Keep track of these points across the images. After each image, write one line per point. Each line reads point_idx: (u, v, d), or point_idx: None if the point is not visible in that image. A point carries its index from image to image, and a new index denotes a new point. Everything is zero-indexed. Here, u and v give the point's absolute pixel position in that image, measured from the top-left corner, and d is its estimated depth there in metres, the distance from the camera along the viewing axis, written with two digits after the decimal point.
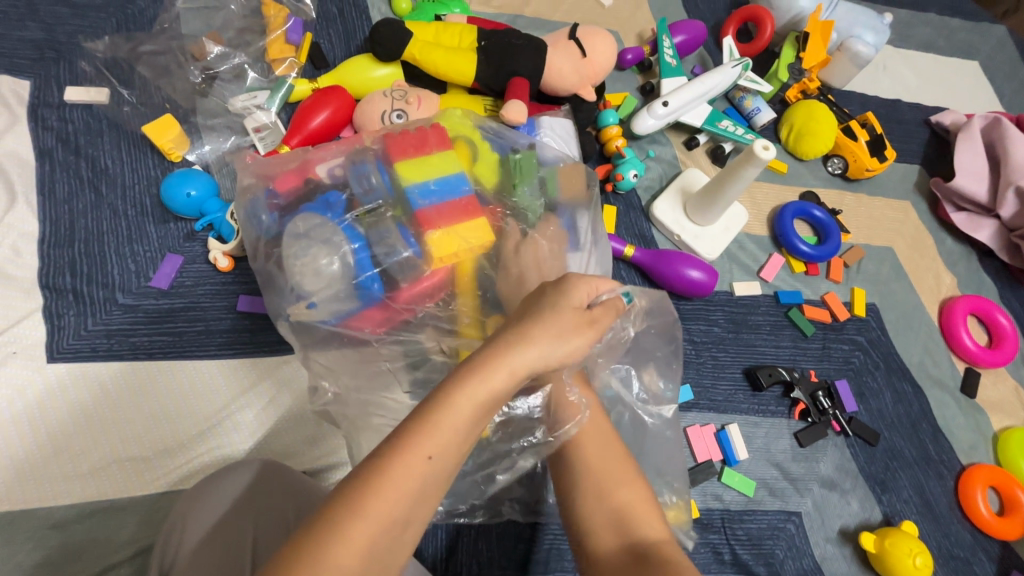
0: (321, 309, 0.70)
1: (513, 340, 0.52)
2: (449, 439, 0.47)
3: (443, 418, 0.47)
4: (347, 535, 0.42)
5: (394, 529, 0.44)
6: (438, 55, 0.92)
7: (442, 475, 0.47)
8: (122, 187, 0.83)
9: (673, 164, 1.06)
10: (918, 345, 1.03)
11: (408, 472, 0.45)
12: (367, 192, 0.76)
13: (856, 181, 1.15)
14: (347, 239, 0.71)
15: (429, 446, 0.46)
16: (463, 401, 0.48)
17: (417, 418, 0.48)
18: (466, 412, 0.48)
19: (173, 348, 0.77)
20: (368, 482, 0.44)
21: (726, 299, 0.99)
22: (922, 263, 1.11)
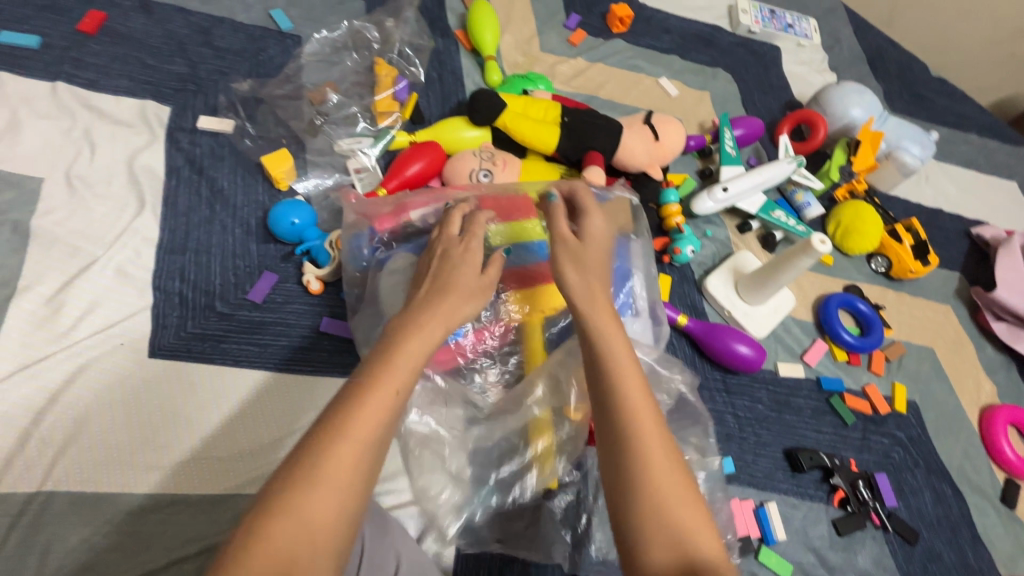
0: None
1: (422, 307, 0.61)
2: (396, 388, 0.53)
3: (388, 364, 0.55)
4: (315, 477, 0.46)
5: (362, 475, 0.48)
6: (527, 127, 1.02)
7: (394, 424, 0.52)
8: (234, 207, 0.92)
9: (726, 244, 1.13)
10: (958, 448, 1.04)
11: (363, 420, 0.50)
12: None
13: (898, 280, 1.20)
14: None
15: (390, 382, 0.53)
16: (407, 353, 0.56)
17: (358, 386, 0.52)
18: (408, 356, 0.56)
19: (258, 358, 0.83)
20: (336, 436, 0.48)
21: (770, 378, 1.03)
22: (962, 367, 1.14)
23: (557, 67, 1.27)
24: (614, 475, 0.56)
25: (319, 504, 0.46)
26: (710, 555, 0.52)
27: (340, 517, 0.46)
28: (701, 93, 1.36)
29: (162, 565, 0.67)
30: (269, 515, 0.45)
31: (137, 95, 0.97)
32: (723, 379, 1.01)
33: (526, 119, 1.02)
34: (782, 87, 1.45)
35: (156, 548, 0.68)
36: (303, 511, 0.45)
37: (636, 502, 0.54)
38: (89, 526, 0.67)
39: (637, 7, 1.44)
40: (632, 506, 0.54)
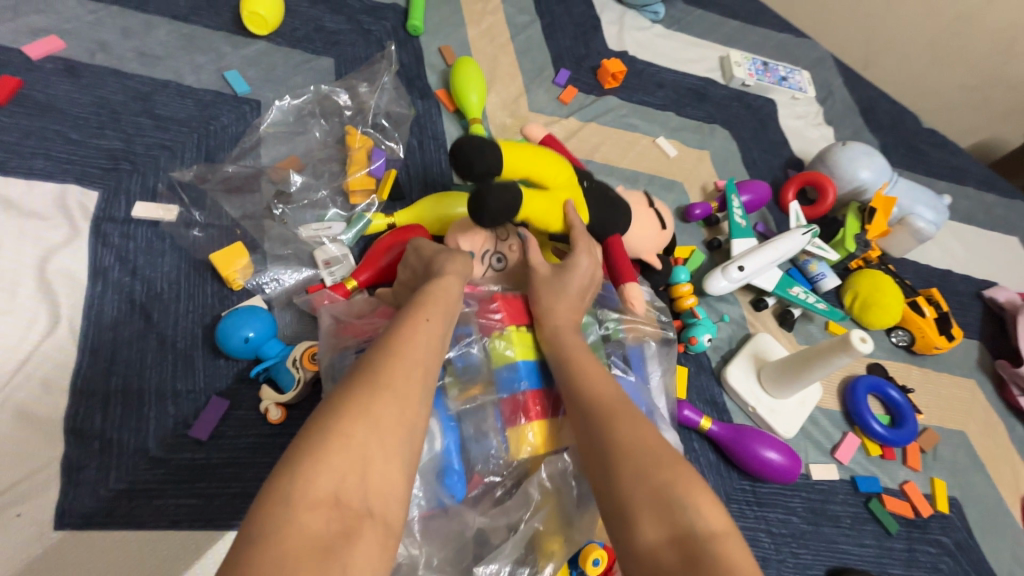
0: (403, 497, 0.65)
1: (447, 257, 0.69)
2: (432, 329, 0.57)
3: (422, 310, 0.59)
4: (386, 383, 0.49)
5: (414, 402, 0.50)
6: (547, 214, 0.77)
7: (436, 363, 0.56)
8: (175, 314, 0.76)
9: (742, 325, 1.03)
10: (1006, 550, 0.94)
11: (415, 334, 0.55)
12: (465, 357, 0.72)
13: (921, 354, 1.12)
14: (439, 422, 0.67)
15: (428, 320, 0.57)
16: (424, 305, 0.59)
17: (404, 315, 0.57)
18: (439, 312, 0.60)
19: (202, 516, 0.66)
20: (386, 362, 0.51)
21: (803, 483, 0.91)
22: (996, 451, 1.05)
23: (548, 129, 1.17)
24: (616, 525, 0.50)
25: (380, 420, 0.46)
26: (714, 525, 0.46)
27: (398, 438, 0.47)
28: (700, 153, 1.27)
29: None
30: (336, 426, 0.44)
31: (55, 177, 0.81)
32: (752, 488, 0.88)
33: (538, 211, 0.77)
34: (781, 144, 1.38)
35: None
36: (377, 419, 0.46)
37: (663, 530, 0.47)
38: None
39: (628, 61, 1.36)
40: (645, 534, 0.47)
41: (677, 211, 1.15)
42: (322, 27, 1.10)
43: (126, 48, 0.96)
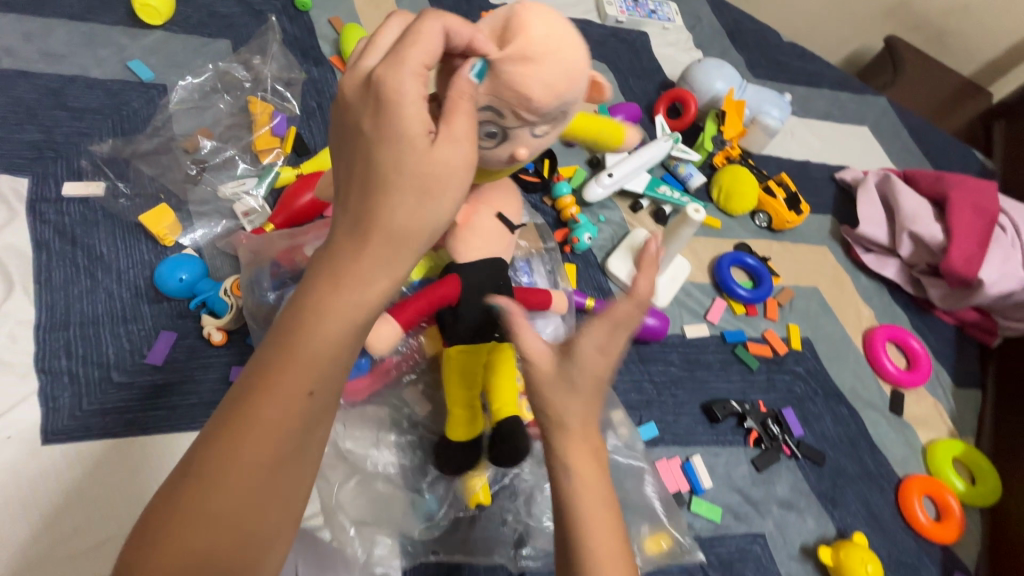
0: None
1: (351, 241, 0.46)
2: (316, 365, 0.45)
3: (301, 343, 0.45)
4: (231, 454, 0.43)
5: (266, 482, 0.44)
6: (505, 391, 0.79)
7: (308, 425, 0.46)
8: (117, 271, 0.88)
9: (621, 225, 1.21)
10: (849, 371, 1.16)
11: (288, 395, 0.44)
12: None
13: (780, 231, 1.33)
14: None
15: (302, 376, 0.45)
16: (300, 355, 0.45)
17: (280, 350, 0.45)
18: (324, 331, 0.45)
19: (167, 422, 0.80)
20: (240, 417, 0.44)
21: (679, 341, 1.10)
22: (843, 299, 1.27)
23: None
24: None
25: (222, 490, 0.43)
26: None
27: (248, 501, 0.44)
28: None
29: None
30: (179, 498, 0.43)
31: None
32: (636, 350, 1.07)
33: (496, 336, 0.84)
34: (655, 70, 1.55)
35: None
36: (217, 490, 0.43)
37: None
38: None
39: None
40: None
41: None
42: (214, 12, 1.20)
43: (30, 51, 1.04)
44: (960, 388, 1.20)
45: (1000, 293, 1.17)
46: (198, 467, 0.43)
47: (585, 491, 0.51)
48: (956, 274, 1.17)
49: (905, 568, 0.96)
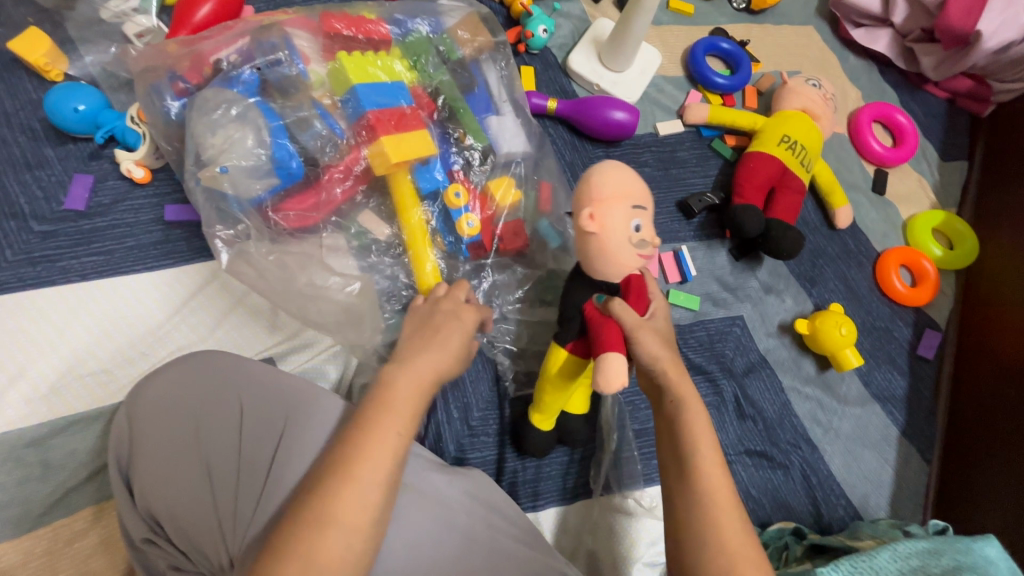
0: (233, 176, 0.70)
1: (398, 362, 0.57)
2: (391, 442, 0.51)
3: (395, 398, 0.54)
4: (339, 496, 0.47)
5: (364, 533, 0.48)
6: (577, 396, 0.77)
7: (393, 482, 0.51)
8: (4, 115, 0.77)
9: (582, 18, 1.06)
10: (833, 155, 1.10)
11: (384, 446, 0.51)
12: (272, 66, 0.75)
13: (760, 13, 1.18)
14: (263, 117, 0.72)
15: (394, 423, 0.52)
16: (394, 411, 0.53)
17: (366, 416, 0.52)
18: (410, 396, 0.54)
19: (105, 267, 0.75)
20: (367, 427, 0.51)
21: (651, 141, 1.03)
22: (830, 80, 1.16)
23: None
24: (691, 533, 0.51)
25: (347, 506, 0.47)
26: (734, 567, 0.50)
27: (361, 539, 0.47)
28: None
29: (86, 477, 0.67)
30: (301, 510, 0.47)
31: None
32: (606, 154, 1.00)
33: (777, 157, 0.96)
34: None
35: (69, 468, 0.67)
36: (347, 508, 0.47)
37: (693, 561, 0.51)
38: None
39: None
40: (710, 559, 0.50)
41: None
42: None
43: None
44: (945, 162, 1.15)
45: (998, 46, 1.07)
46: (339, 471, 0.49)
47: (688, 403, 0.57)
48: (951, 31, 1.08)
49: (878, 332, 0.98)
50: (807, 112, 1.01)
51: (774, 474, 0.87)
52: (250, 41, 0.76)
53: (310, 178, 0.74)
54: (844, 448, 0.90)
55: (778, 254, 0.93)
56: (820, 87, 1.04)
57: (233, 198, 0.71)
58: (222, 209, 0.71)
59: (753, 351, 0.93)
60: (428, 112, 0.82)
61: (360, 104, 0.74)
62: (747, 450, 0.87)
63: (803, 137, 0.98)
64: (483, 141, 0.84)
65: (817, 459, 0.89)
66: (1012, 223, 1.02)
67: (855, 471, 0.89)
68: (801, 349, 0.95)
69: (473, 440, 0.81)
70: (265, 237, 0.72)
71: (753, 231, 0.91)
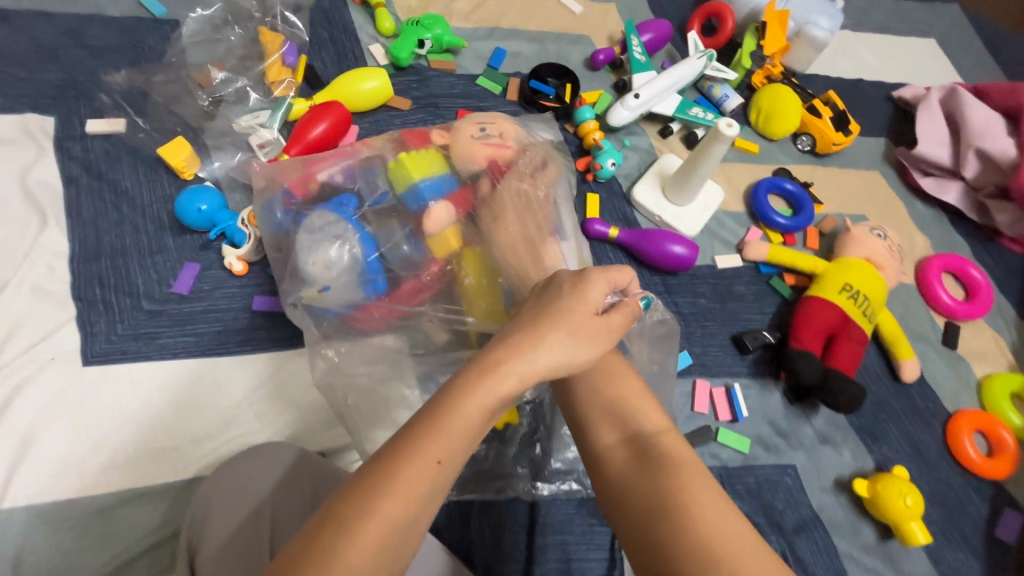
0: (334, 294, 0.78)
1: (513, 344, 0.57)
2: (459, 439, 0.51)
3: (465, 406, 0.53)
4: (388, 498, 0.48)
5: (408, 528, 0.48)
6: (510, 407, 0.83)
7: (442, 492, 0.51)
8: (141, 205, 0.91)
9: (650, 151, 1.14)
10: (898, 302, 1.08)
11: (435, 462, 0.50)
12: (371, 190, 0.86)
13: (825, 155, 1.22)
14: (357, 236, 0.80)
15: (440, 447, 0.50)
16: (458, 425, 0.52)
17: (441, 410, 0.53)
18: (480, 406, 0.53)
19: (195, 348, 0.83)
20: (439, 419, 0.52)
21: (709, 272, 1.05)
22: (896, 227, 1.16)
23: (454, 4, 1.22)
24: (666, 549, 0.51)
25: (391, 507, 0.47)
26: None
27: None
28: (606, 5, 1.31)
29: (140, 551, 0.71)
30: (344, 500, 0.48)
31: (12, 109, 0.92)
32: (663, 282, 1.03)
33: (837, 304, 0.95)
34: None
35: (129, 540, 0.71)
36: (385, 506, 0.47)
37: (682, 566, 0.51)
38: (56, 533, 0.69)
39: None
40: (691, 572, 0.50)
41: (584, 62, 1.22)
42: None
43: None
44: None
45: None
46: (385, 466, 0.49)
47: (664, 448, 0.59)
48: None
49: (948, 503, 0.91)
50: (870, 261, 1.01)
51: None
52: (353, 169, 0.87)
53: (392, 291, 0.81)
54: None
55: (836, 407, 0.90)
56: (885, 238, 1.04)
57: (327, 308, 0.78)
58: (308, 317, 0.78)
59: (806, 506, 0.88)
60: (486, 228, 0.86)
61: (422, 198, 0.84)
62: None
63: (866, 287, 0.97)
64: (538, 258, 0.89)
65: None
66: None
67: None
68: (859, 510, 0.89)
69: (503, 564, 0.80)
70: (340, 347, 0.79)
71: (810, 380, 0.90)
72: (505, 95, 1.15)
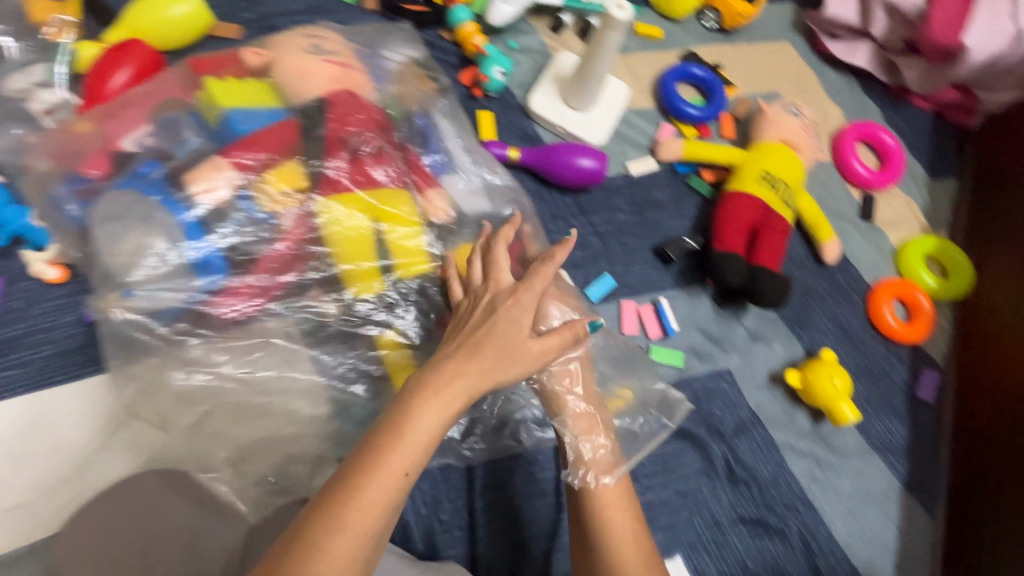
0: (155, 296, 0.62)
1: (463, 358, 0.55)
2: (414, 450, 0.50)
3: (416, 430, 0.50)
4: (340, 526, 0.45)
5: (367, 544, 0.46)
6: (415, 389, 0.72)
7: (394, 512, 0.49)
8: None
9: (542, 52, 0.99)
10: (816, 182, 1.04)
11: (387, 488, 0.47)
12: (180, 144, 0.66)
13: (733, 31, 1.11)
14: (171, 216, 0.62)
15: (400, 463, 0.48)
16: (411, 442, 0.50)
17: (389, 434, 0.50)
18: (428, 426, 0.50)
19: (21, 382, 0.67)
20: (387, 443, 0.49)
21: (624, 183, 0.96)
22: (808, 101, 1.09)
23: None
24: None
25: (342, 546, 0.45)
26: None
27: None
28: None
29: None
30: (294, 543, 0.45)
31: None
32: (575, 202, 0.93)
33: (757, 195, 0.90)
34: None
35: None
36: (336, 540, 0.45)
37: None
38: None
39: None
40: None
41: None
42: None
43: None
44: (934, 180, 1.09)
45: (981, 59, 1.02)
46: (338, 496, 0.47)
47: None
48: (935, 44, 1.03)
49: (874, 375, 0.92)
50: (786, 144, 0.95)
51: (771, 543, 0.81)
52: (156, 126, 0.67)
53: (242, 277, 0.64)
54: (844, 507, 0.84)
55: (762, 304, 0.86)
56: (799, 115, 0.97)
57: (158, 311, 0.62)
58: (134, 338, 0.63)
59: (743, 407, 0.87)
60: (351, 170, 0.68)
61: (233, 131, 0.65)
62: (741, 517, 0.82)
63: (783, 172, 0.92)
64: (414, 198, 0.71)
65: (816, 522, 0.83)
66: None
67: (856, 531, 0.83)
68: (794, 400, 0.89)
69: (446, 535, 0.75)
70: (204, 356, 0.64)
71: (736, 282, 0.85)
72: (360, 4, 0.94)
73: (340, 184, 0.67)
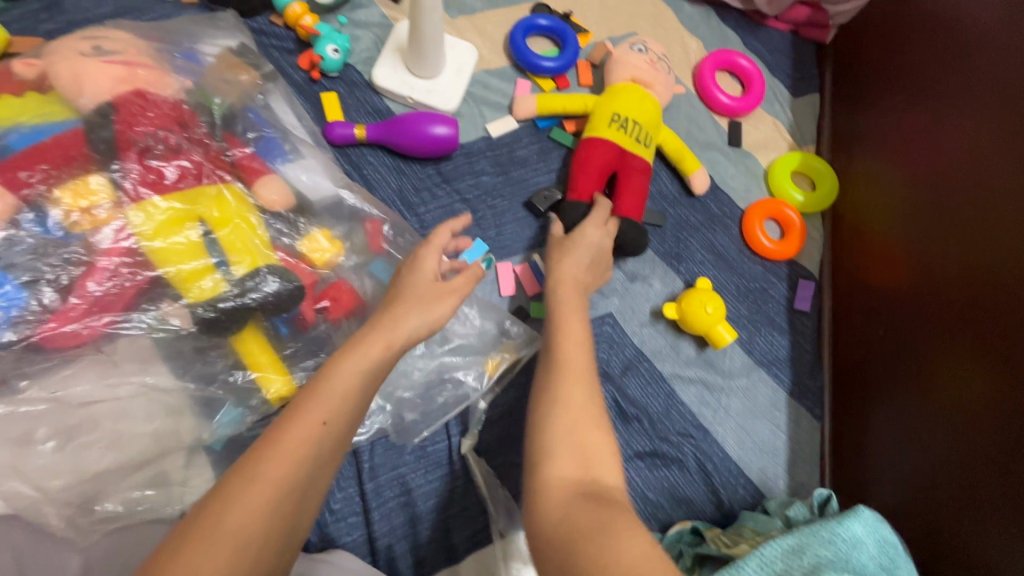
0: None
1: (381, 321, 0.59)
2: (333, 400, 0.52)
3: (331, 387, 0.53)
4: (258, 474, 0.47)
5: (284, 493, 0.47)
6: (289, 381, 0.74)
7: (314, 466, 0.49)
8: None
9: (383, 24, 0.96)
10: (680, 116, 1.05)
11: (304, 435, 0.49)
12: None
13: None
14: None
15: (319, 411, 0.51)
16: (325, 398, 0.52)
17: (310, 390, 0.53)
18: (346, 378, 0.53)
19: None
20: (306, 397, 0.52)
21: (485, 145, 0.95)
22: (666, 37, 1.10)
23: None
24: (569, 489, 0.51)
25: (253, 495, 0.46)
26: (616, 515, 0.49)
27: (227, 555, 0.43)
28: None
29: None
30: (213, 493, 0.46)
31: None
32: (437, 171, 0.92)
33: (610, 139, 0.89)
34: None
35: None
36: (251, 488, 0.46)
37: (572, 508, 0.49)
38: None
39: None
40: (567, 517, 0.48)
41: None
42: None
43: None
44: (798, 98, 1.11)
45: None
46: (257, 450, 0.48)
47: (577, 488, 0.50)
48: None
49: (753, 294, 0.95)
50: (636, 81, 0.94)
51: (668, 471, 0.83)
52: None
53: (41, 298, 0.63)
54: (736, 424, 0.87)
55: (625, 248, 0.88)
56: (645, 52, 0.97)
57: None
58: None
59: (628, 346, 0.89)
60: (153, 173, 0.68)
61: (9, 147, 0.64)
62: (637, 453, 0.83)
63: (637, 113, 0.91)
64: (230, 188, 0.71)
65: (709, 444, 0.86)
66: (982, 66, 0.79)
67: (749, 446, 0.86)
68: (677, 331, 0.91)
69: (339, 523, 0.74)
70: (9, 383, 0.62)
71: None
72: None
73: (135, 189, 0.66)
